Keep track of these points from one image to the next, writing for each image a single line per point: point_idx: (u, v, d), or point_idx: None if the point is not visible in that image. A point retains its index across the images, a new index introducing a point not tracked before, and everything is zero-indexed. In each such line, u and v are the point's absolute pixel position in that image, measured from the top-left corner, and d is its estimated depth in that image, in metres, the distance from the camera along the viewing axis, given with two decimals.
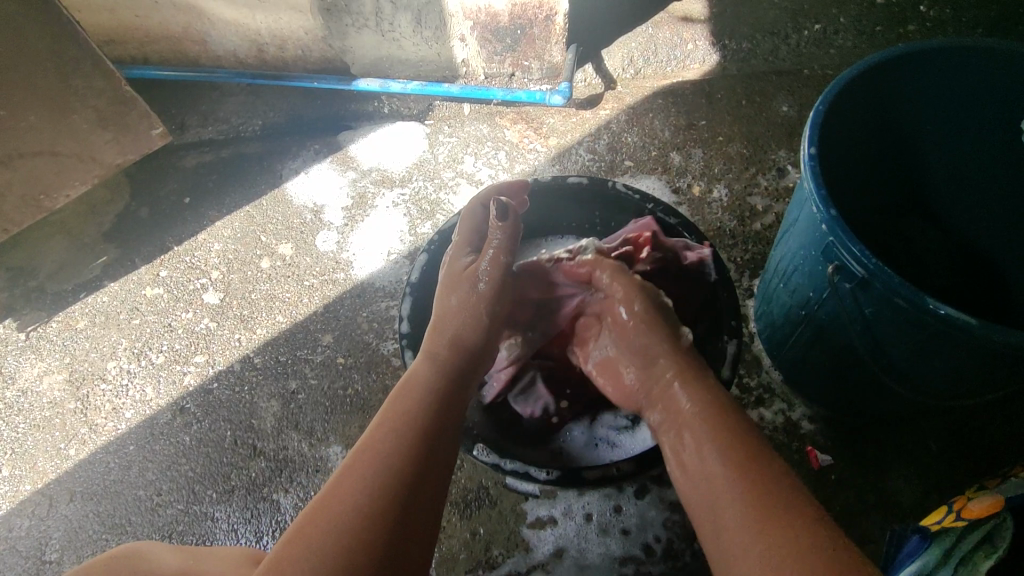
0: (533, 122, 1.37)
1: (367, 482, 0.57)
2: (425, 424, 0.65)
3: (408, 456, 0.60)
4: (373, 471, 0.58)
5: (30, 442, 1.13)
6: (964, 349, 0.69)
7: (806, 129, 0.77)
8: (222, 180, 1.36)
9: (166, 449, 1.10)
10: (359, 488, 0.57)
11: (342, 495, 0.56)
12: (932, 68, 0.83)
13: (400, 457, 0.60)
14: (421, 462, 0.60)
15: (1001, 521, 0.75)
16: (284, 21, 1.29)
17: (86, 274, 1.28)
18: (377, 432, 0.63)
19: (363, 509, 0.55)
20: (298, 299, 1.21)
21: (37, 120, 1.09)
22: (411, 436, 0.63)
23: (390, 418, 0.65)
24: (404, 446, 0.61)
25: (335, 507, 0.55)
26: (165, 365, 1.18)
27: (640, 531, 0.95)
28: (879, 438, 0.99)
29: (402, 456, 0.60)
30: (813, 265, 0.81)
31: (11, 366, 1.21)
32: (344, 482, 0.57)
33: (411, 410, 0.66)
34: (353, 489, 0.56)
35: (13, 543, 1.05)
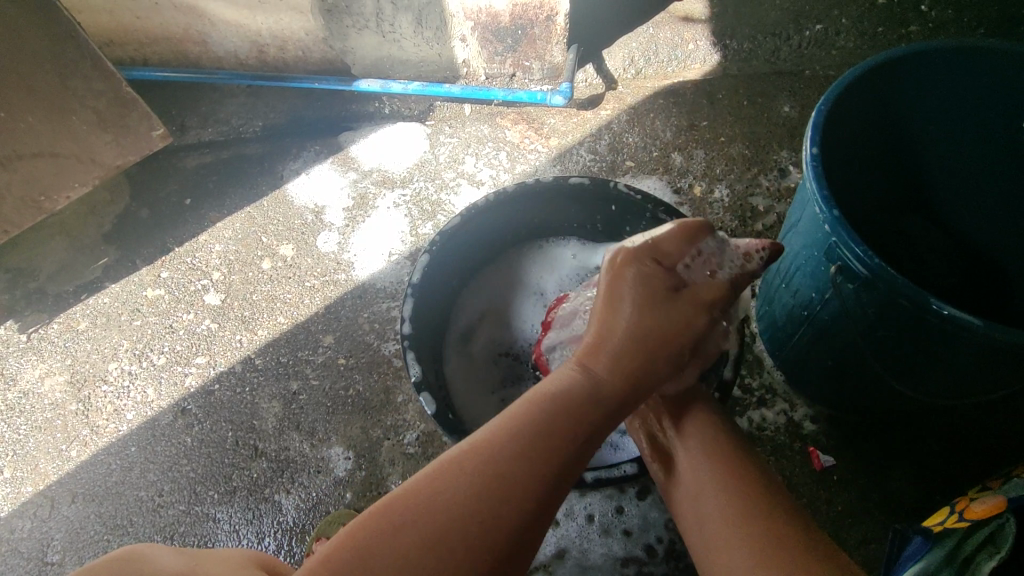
0: (534, 122, 1.37)
1: (455, 508, 0.46)
2: (555, 451, 0.51)
3: (520, 499, 0.47)
4: (468, 498, 0.47)
5: (32, 444, 1.13)
6: (968, 350, 0.69)
7: (809, 129, 0.76)
8: (223, 181, 1.36)
9: (168, 450, 1.10)
10: (447, 504, 0.46)
11: (420, 508, 0.46)
12: (933, 68, 0.83)
13: (506, 494, 0.47)
14: (534, 504, 0.48)
15: (1005, 521, 0.74)
16: (284, 22, 1.29)
17: (87, 275, 1.28)
18: (499, 446, 0.50)
19: (431, 540, 0.45)
20: (299, 300, 1.21)
21: (35, 121, 1.09)
22: (538, 476, 0.49)
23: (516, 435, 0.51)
24: (505, 482, 0.48)
25: (397, 536, 0.45)
26: (166, 366, 1.18)
27: (642, 532, 0.95)
28: (882, 439, 0.99)
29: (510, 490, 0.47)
30: (816, 265, 0.81)
31: (13, 367, 1.21)
32: (434, 497, 0.47)
33: (551, 432, 0.51)
34: (437, 510, 0.46)
35: (15, 544, 1.05)
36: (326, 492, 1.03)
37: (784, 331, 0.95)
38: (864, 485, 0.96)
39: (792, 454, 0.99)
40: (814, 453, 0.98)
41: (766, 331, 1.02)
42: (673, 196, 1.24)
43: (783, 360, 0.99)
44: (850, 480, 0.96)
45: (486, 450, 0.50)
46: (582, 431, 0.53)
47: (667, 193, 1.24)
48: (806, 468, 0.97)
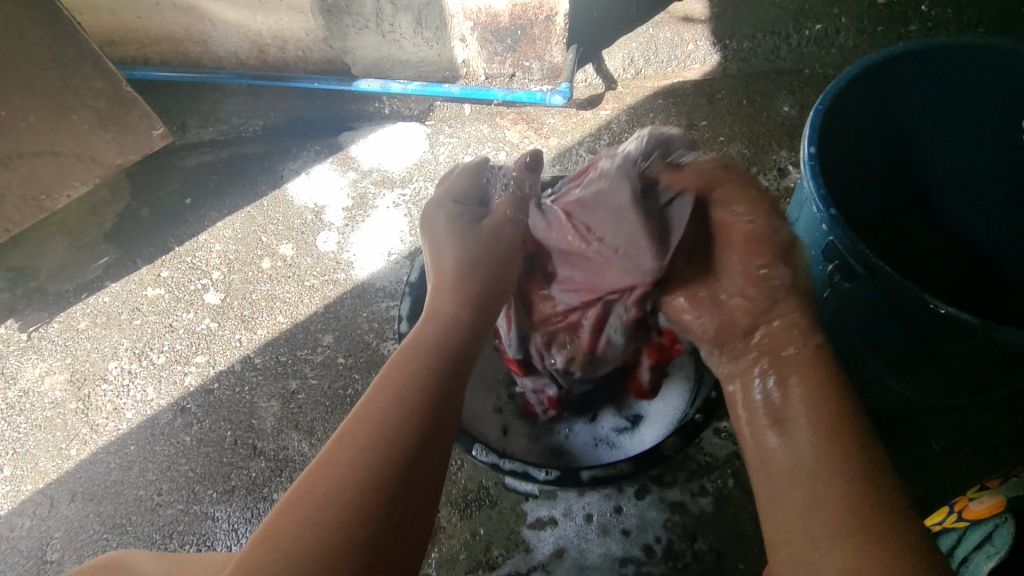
0: (533, 122, 1.37)
1: (355, 457, 0.53)
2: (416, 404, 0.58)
3: (397, 427, 0.56)
4: (361, 450, 0.53)
5: (32, 442, 1.14)
6: (965, 348, 0.69)
7: (806, 129, 0.76)
8: (222, 181, 1.37)
9: (167, 449, 1.10)
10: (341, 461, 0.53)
11: (328, 479, 0.51)
12: (932, 66, 0.83)
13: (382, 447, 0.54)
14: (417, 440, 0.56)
15: (1002, 521, 0.73)
16: (284, 21, 1.29)
17: (87, 274, 1.28)
18: (370, 402, 0.58)
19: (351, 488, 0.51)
20: (298, 299, 1.21)
21: (36, 121, 1.10)
22: (412, 405, 0.58)
23: (380, 392, 0.59)
24: (386, 426, 0.56)
25: (309, 508, 0.49)
26: (166, 365, 1.18)
27: (640, 531, 0.95)
28: (881, 438, 0.98)
29: (393, 425, 0.56)
30: (813, 264, 0.81)
31: (13, 366, 1.21)
32: (328, 464, 0.53)
33: (406, 373, 0.61)
34: (333, 475, 0.51)
35: (14, 543, 1.06)
36: None
37: None
38: None
39: None
40: None
41: None
42: None
43: None
44: None
45: (360, 411, 0.58)
46: (435, 368, 0.63)
47: None
48: None
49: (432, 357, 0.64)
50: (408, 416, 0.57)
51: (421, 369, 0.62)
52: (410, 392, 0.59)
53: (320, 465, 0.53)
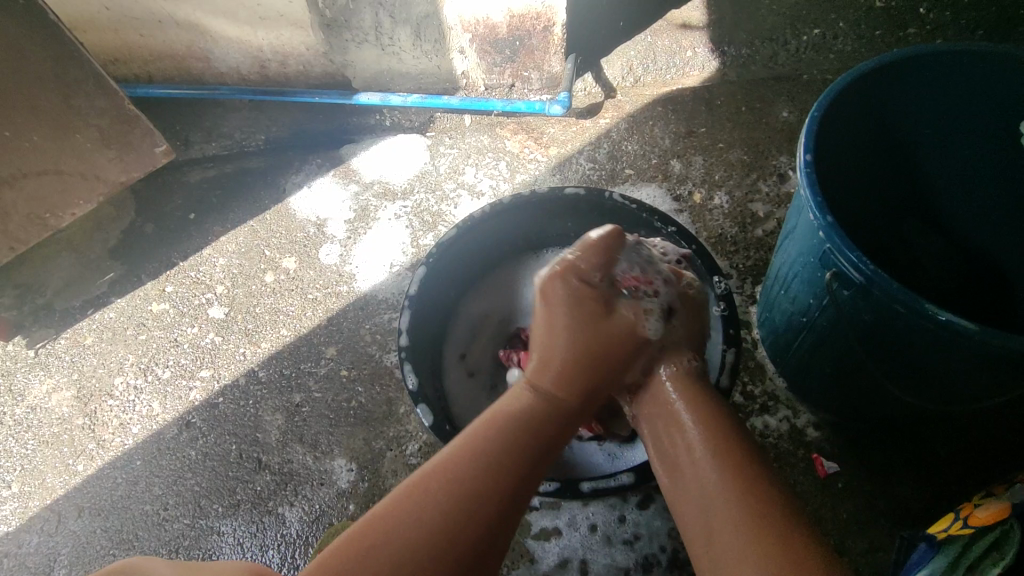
0: (533, 132, 1.38)
1: (424, 521, 0.52)
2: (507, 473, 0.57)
3: (474, 503, 0.54)
4: (441, 516, 0.53)
5: (40, 458, 1.15)
6: (967, 355, 0.69)
7: (802, 137, 0.76)
8: (225, 196, 1.38)
9: (173, 464, 1.11)
10: (427, 518, 0.52)
11: (391, 530, 0.52)
12: (929, 70, 0.83)
13: (458, 506, 0.54)
14: (487, 526, 0.54)
15: (1008, 529, 0.74)
16: (285, 37, 1.30)
17: (93, 290, 1.30)
18: (477, 444, 0.58)
19: (428, 553, 0.51)
20: (301, 312, 1.22)
21: (41, 141, 1.11)
22: (507, 474, 0.57)
23: (475, 455, 0.57)
24: (486, 483, 0.56)
25: (372, 573, 0.49)
26: (171, 380, 1.19)
27: (646, 541, 0.95)
28: (887, 444, 0.98)
29: (477, 492, 0.55)
30: (813, 271, 0.81)
31: (21, 382, 1.22)
32: (410, 517, 0.52)
33: (500, 453, 0.58)
34: (420, 517, 0.52)
35: (22, 559, 1.06)
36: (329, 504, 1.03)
37: (784, 338, 0.95)
38: (868, 493, 0.95)
39: (795, 461, 0.98)
40: (818, 460, 0.98)
41: (767, 336, 1.02)
42: (672, 205, 1.24)
43: (784, 366, 0.99)
44: (855, 487, 0.95)
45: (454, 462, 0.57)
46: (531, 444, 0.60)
47: (666, 201, 1.24)
48: (811, 476, 0.97)
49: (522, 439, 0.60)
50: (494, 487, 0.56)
51: (514, 452, 0.59)
52: (490, 480, 0.56)
53: (387, 512, 0.53)
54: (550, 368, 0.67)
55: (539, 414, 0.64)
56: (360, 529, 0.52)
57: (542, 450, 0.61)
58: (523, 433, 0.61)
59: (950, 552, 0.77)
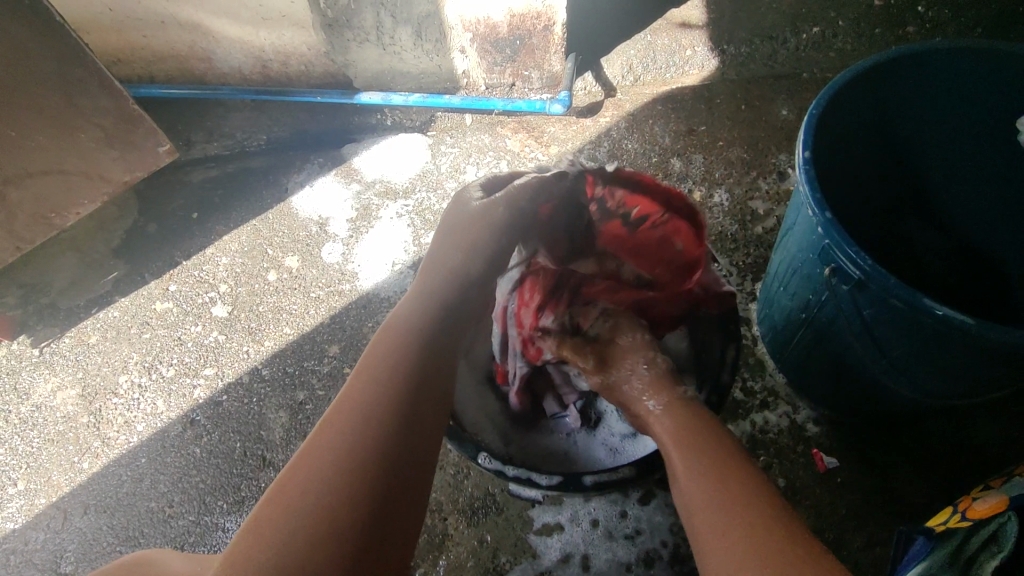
0: (534, 131, 1.39)
1: (334, 444, 0.58)
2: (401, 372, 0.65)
3: (378, 415, 0.61)
4: (344, 431, 0.59)
5: (45, 456, 1.15)
6: (965, 349, 0.69)
7: (800, 134, 0.77)
8: (227, 195, 1.38)
9: (178, 461, 1.12)
10: (332, 438, 0.59)
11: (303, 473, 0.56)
12: (926, 68, 0.84)
13: (361, 421, 0.60)
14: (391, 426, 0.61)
15: (1006, 521, 0.74)
16: (287, 37, 1.31)
17: (97, 289, 1.31)
18: (369, 359, 0.66)
19: (347, 465, 0.57)
20: (304, 310, 1.23)
21: (45, 141, 1.12)
22: (400, 384, 0.64)
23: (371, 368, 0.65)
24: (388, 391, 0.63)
25: (294, 497, 0.54)
26: (175, 378, 1.20)
27: (647, 536, 0.96)
28: (886, 439, 0.99)
29: (379, 406, 0.61)
30: (811, 267, 0.81)
31: (26, 381, 1.23)
32: (320, 445, 0.58)
33: (393, 361, 0.66)
34: (328, 439, 0.59)
35: (29, 556, 1.07)
36: None
37: (783, 334, 0.96)
38: (868, 487, 0.96)
39: (795, 457, 0.99)
40: (817, 455, 0.98)
41: (766, 333, 1.03)
42: None
43: (784, 362, 1.00)
44: (854, 481, 0.96)
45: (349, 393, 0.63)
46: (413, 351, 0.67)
47: None
48: (810, 471, 0.98)
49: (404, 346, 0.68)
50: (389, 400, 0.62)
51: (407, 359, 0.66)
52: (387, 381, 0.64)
53: (302, 457, 0.58)
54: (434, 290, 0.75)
55: (414, 335, 0.69)
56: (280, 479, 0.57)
57: (432, 352, 0.69)
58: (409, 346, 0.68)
59: (948, 546, 0.78)
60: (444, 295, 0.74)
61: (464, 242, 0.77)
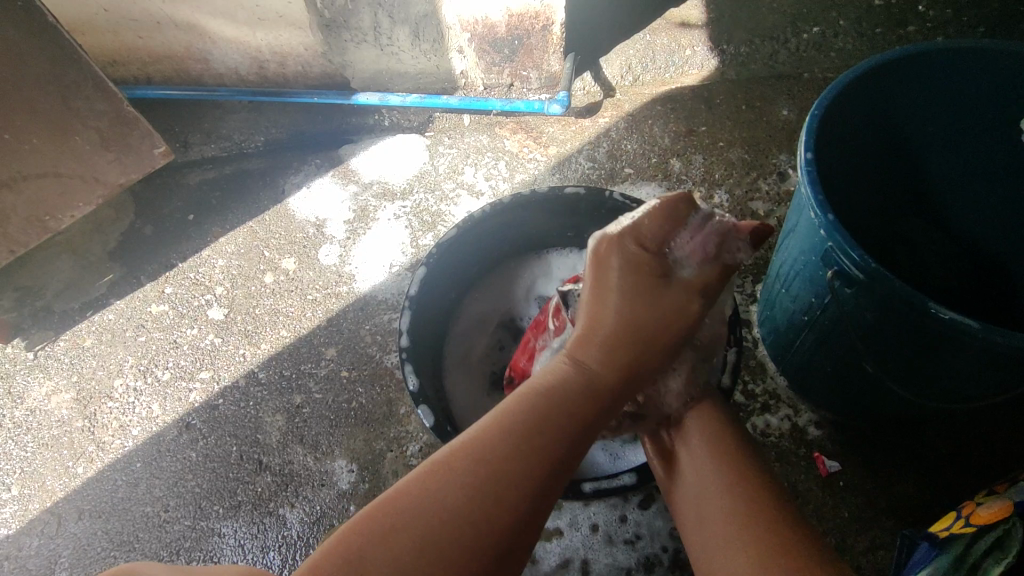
0: (532, 131, 1.38)
1: (437, 504, 0.51)
2: (548, 448, 0.55)
3: (499, 494, 0.52)
4: (460, 489, 0.51)
5: (40, 461, 1.14)
6: (971, 353, 0.68)
7: (802, 135, 0.76)
8: (223, 197, 1.37)
9: (173, 465, 1.11)
10: (440, 492, 0.51)
11: (407, 506, 0.51)
12: (930, 68, 0.83)
13: (483, 484, 0.52)
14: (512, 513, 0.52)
15: (1012, 526, 0.74)
16: (284, 37, 1.30)
17: (92, 292, 1.30)
18: (509, 421, 0.56)
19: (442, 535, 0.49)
20: (301, 313, 1.22)
21: (39, 143, 1.11)
22: (546, 457, 0.54)
23: (507, 434, 0.55)
24: (518, 467, 0.53)
25: (377, 551, 0.48)
26: (171, 381, 1.18)
27: (647, 541, 0.95)
28: (888, 442, 0.98)
29: (511, 485, 0.52)
30: (814, 270, 0.80)
31: (21, 385, 1.22)
32: (418, 502, 0.51)
33: (533, 434, 0.55)
34: (440, 492, 0.51)
35: (23, 562, 1.06)
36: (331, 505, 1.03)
37: (785, 337, 0.95)
38: (870, 493, 0.95)
39: (797, 460, 0.98)
40: (819, 458, 0.97)
41: (768, 335, 1.01)
42: None
43: (785, 365, 0.99)
44: (856, 485, 0.95)
45: (470, 443, 0.54)
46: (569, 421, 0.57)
47: None
48: (811, 474, 0.97)
49: (535, 403, 0.58)
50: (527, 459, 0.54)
51: (547, 435, 0.56)
52: (524, 455, 0.54)
53: (395, 497, 0.51)
54: (592, 345, 0.63)
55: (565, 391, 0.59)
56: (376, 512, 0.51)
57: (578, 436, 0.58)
58: (565, 409, 0.58)
59: (955, 550, 0.76)
60: (623, 345, 0.62)
61: (634, 312, 0.63)
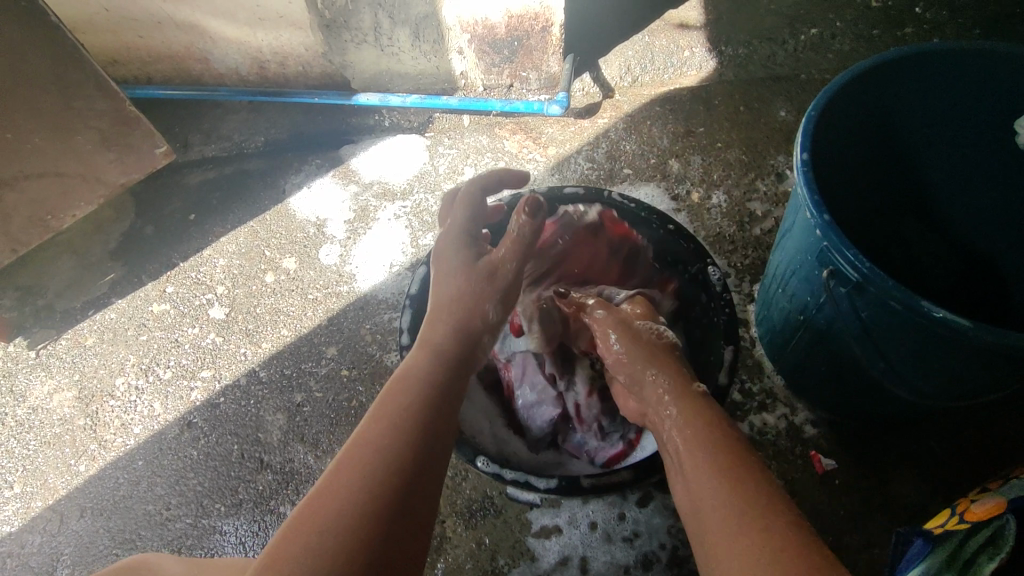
0: (532, 132, 1.39)
1: (336, 511, 0.55)
2: (408, 428, 0.64)
3: (384, 474, 0.59)
4: (351, 489, 0.57)
5: (42, 459, 1.15)
6: (964, 351, 0.69)
7: (799, 136, 0.77)
8: (224, 197, 1.38)
9: (175, 463, 1.12)
10: (341, 497, 0.56)
11: (319, 519, 0.55)
12: (926, 69, 0.84)
13: (372, 485, 0.58)
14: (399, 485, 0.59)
15: (1004, 522, 0.75)
16: (284, 38, 1.31)
17: (94, 291, 1.30)
18: (373, 418, 0.65)
19: (349, 524, 0.54)
20: (302, 312, 1.23)
21: (41, 142, 1.11)
22: (405, 430, 0.64)
23: (372, 427, 0.64)
24: (389, 443, 0.62)
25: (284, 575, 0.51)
26: (172, 380, 1.19)
27: (646, 538, 0.96)
28: (884, 441, 0.99)
29: (384, 459, 0.60)
30: (810, 270, 0.81)
31: (23, 383, 1.22)
32: (320, 507, 0.56)
33: (395, 421, 0.64)
34: (334, 502, 0.56)
35: (25, 559, 1.07)
36: None
37: (782, 336, 0.96)
38: (866, 490, 0.95)
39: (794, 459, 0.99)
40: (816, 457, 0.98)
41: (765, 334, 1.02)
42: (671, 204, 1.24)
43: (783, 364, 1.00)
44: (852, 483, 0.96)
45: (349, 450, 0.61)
46: (429, 400, 0.69)
47: (665, 200, 1.25)
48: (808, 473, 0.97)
49: (411, 395, 0.68)
50: (406, 426, 0.64)
51: (408, 410, 0.66)
52: (390, 431, 0.63)
53: (298, 522, 0.55)
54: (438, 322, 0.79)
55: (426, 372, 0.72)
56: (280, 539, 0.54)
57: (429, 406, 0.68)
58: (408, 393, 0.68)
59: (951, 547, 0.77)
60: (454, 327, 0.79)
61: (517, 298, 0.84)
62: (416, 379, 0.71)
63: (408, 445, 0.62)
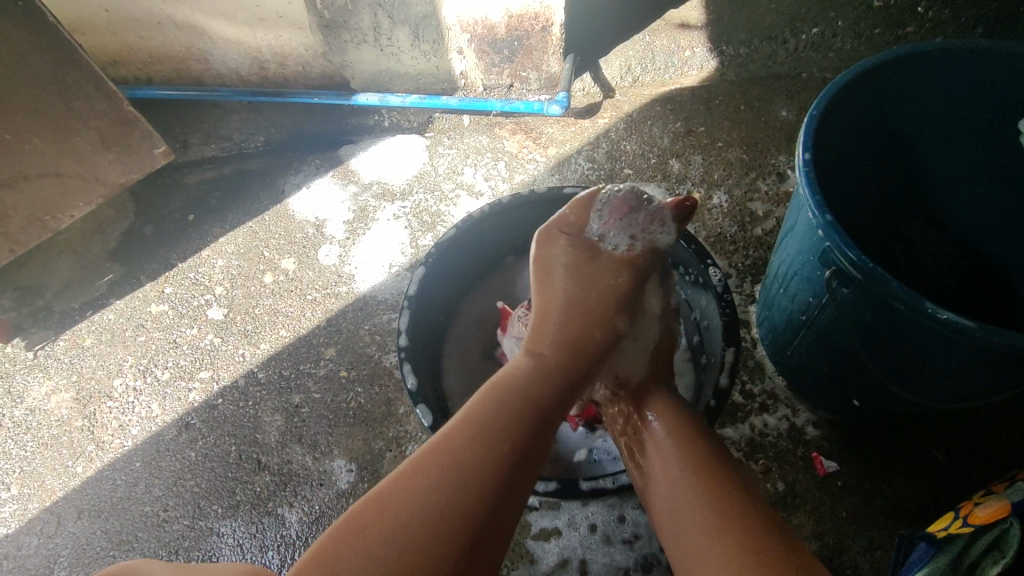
0: (532, 132, 1.38)
1: (422, 507, 0.56)
2: (506, 442, 0.63)
3: (478, 483, 0.59)
4: (442, 488, 0.57)
5: (39, 460, 1.14)
6: (968, 353, 0.68)
7: (801, 135, 0.76)
8: (223, 197, 1.38)
9: (173, 465, 1.11)
10: (430, 493, 0.57)
11: (402, 509, 0.56)
12: (929, 68, 0.83)
13: (463, 490, 0.58)
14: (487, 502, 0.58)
15: (1009, 526, 0.74)
16: (284, 38, 1.30)
17: (92, 292, 1.30)
18: (475, 420, 0.64)
19: (428, 523, 0.55)
20: (301, 313, 1.22)
21: (40, 143, 1.11)
22: (506, 447, 0.63)
23: (469, 430, 0.63)
24: (487, 455, 0.61)
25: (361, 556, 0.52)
26: (170, 381, 1.19)
27: (646, 541, 0.95)
28: (886, 443, 0.98)
29: (481, 470, 0.60)
30: (812, 270, 0.81)
31: (20, 384, 1.22)
32: (406, 498, 0.56)
33: (495, 431, 0.63)
34: (423, 497, 0.57)
35: (22, 561, 1.06)
36: (330, 504, 1.03)
37: (784, 337, 0.95)
38: (868, 492, 0.95)
39: (795, 461, 0.98)
40: (818, 458, 0.97)
41: (766, 335, 1.02)
42: None
43: (784, 365, 0.99)
44: (854, 484, 0.95)
45: (442, 445, 0.62)
46: (533, 417, 0.67)
47: (666, 201, 1.24)
48: (810, 474, 0.97)
49: (514, 404, 0.67)
50: (505, 440, 0.63)
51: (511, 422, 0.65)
52: (492, 438, 0.63)
53: (385, 504, 0.56)
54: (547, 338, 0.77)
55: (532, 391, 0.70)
56: (362, 516, 0.56)
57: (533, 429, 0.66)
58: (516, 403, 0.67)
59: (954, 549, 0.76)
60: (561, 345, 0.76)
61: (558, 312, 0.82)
62: (523, 384, 0.70)
63: (507, 461, 0.62)
